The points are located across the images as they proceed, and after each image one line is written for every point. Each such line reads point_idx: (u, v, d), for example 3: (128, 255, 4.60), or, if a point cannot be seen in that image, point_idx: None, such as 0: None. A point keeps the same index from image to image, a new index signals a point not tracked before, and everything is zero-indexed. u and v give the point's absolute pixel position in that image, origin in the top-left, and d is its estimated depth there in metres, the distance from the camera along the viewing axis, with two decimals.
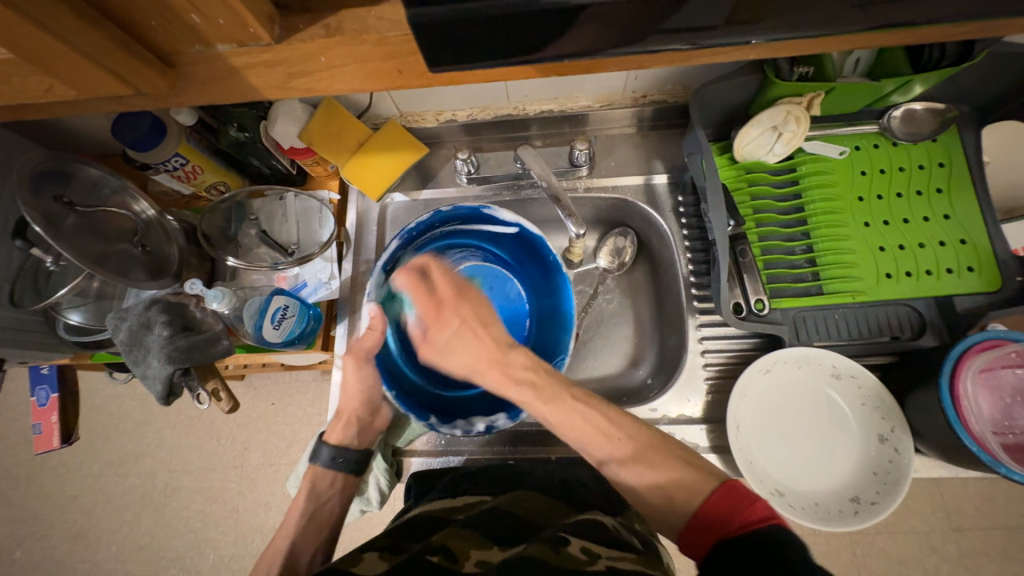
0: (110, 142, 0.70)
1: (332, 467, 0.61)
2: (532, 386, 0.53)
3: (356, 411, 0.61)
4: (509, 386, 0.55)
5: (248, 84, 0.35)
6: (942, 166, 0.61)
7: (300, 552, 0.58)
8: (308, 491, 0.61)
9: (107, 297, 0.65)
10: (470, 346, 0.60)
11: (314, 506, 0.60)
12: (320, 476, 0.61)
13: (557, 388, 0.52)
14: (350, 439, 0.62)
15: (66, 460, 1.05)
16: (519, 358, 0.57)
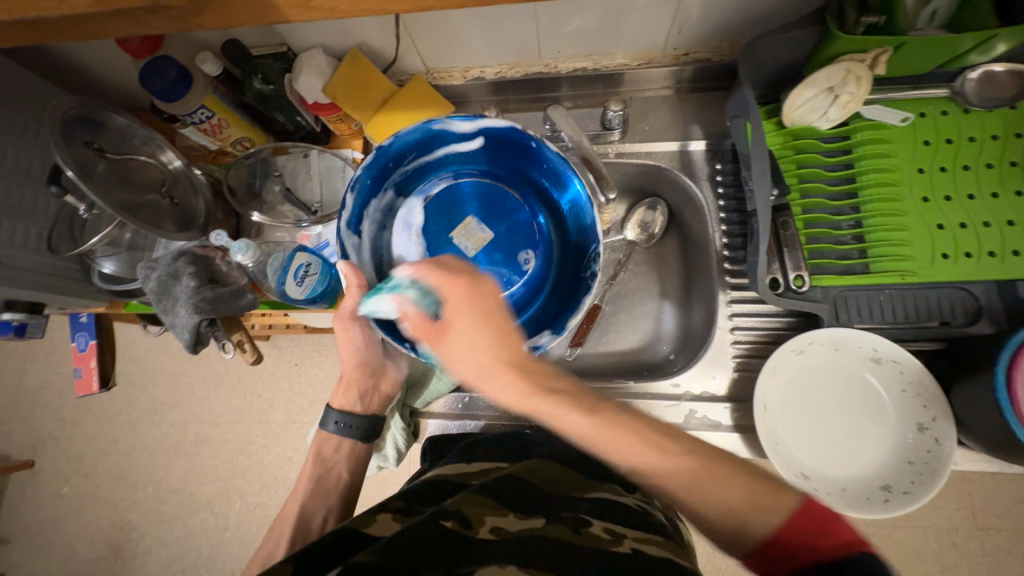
0: (140, 94, 0.70)
1: (338, 433, 0.58)
2: (558, 397, 0.40)
3: (354, 375, 0.57)
4: (536, 404, 0.40)
5: (268, 2, 0.33)
6: (1019, 137, 0.55)
7: (312, 509, 0.54)
8: (313, 456, 0.57)
9: (138, 249, 0.67)
10: (484, 346, 0.42)
11: (320, 470, 0.56)
12: (327, 440, 0.58)
13: (584, 419, 0.39)
14: (354, 404, 0.58)
15: (107, 407, 1.11)
16: (545, 365, 0.43)
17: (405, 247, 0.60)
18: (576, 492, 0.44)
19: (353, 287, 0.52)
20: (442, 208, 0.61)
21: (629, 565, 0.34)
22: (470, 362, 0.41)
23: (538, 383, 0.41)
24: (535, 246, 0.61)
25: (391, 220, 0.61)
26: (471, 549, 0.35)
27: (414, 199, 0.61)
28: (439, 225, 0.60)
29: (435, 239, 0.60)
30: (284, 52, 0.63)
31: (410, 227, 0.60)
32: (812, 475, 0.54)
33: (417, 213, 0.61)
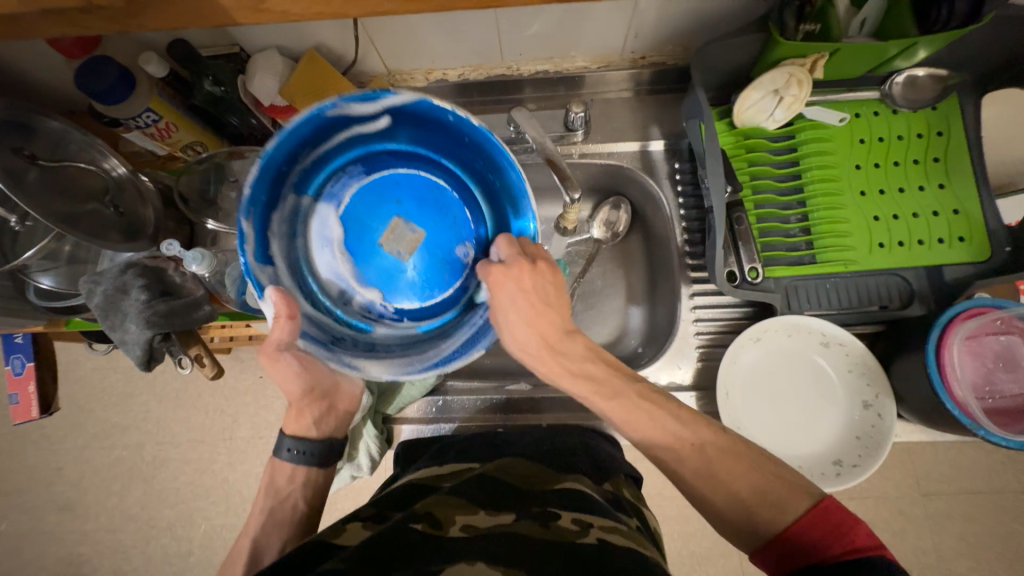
0: (76, 97, 0.66)
1: (291, 460, 0.54)
2: (592, 377, 0.48)
3: (297, 398, 0.53)
4: (564, 375, 0.48)
5: (215, 5, 0.32)
6: (940, 135, 0.60)
7: (265, 543, 0.51)
8: (264, 486, 0.54)
9: (79, 262, 0.62)
10: (528, 317, 0.47)
11: (274, 500, 0.53)
12: (280, 468, 0.55)
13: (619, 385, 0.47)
14: (308, 429, 0.55)
15: (49, 433, 1.02)
16: (578, 346, 0.49)
17: (331, 263, 0.57)
18: (549, 483, 0.45)
19: (282, 319, 0.46)
20: (359, 212, 0.58)
21: (597, 556, 0.35)
22: (526, 339, 0.48)
23: (571, 367, 0.48)
24: (469, 235, 0.59)
25: (305, 235, 0.56)
26: (444, 547, 0.35)
27: (325, 207, 0.57)
28: (358, 228, 0.58)
29: (358, 247, 0.58)
30: (236, 52, 0.60)
31: (330, 240, 0.57)
32: (771, 456, 0.57)
33: (333, 224, 0.57)
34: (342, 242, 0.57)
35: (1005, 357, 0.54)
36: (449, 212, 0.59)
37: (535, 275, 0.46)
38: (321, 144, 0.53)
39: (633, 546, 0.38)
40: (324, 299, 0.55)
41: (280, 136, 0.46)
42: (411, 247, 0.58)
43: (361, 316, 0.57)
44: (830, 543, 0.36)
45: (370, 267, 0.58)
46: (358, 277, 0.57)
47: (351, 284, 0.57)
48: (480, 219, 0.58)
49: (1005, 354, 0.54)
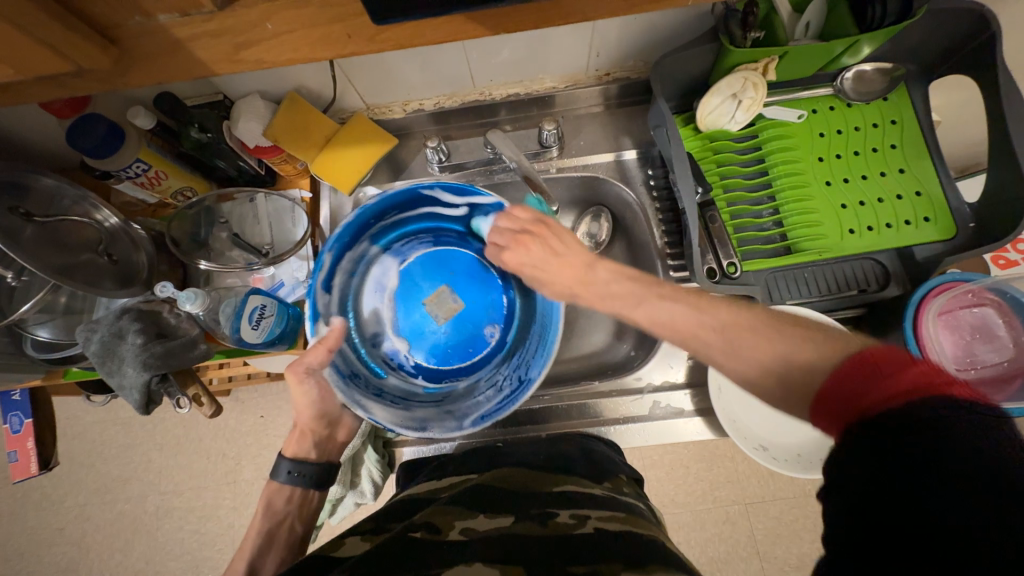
0: (68, 154, 0.68)
1: (289, 483, 0.54)
2: (619, 296, 0.50)
3: (309, 423, 0.55)
4: (602, 303, 0.51)
5: (195, 60, 0.32)
6: (894, 123, 0.63)
7: (261, 563, 0.50)
8: (262, 510, 0.54)
9: (76, 312, 0.64)
10: (551, 267, 0.53)
11: (271, 525, 0.52)
12: (277, 492, 0.54)
13: (639, 292, 0.49)
14: (308, 452, 0.55)
15: (49, 493, 1.01)
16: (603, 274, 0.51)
17: (376, 308, 0.64)
18: (544, 486, 0.46)
19: (319, 346, 0.52)
20: (416, 272, 0.65)
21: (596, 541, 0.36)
22: (559, 274, 0.53)
23: (605, 290, 0.51)
24: (497, 318, 0.64)
25: (364, 276, 0.64)
26: (444, 549, 0.35)
27: (390, 259, 0.65)
28: (411, 288, 0.64)
29: (404, 303, 0.64)
30: (219, 100, 0.64)
31: (383, 288, 0.64)
32: (769, 445, 0.59)
33: (391, 275, 0.65)
34: (394, 293, 0.64)
35: (982, 328, 0.56)
36: (489, 294, 0.64)
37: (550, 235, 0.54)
38: (405, 211, 0.62)
39: (631, 530, 0.40)
40: (356, 336, 0.62)
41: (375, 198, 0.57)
42: (446, 317, 0.64)
43: (382, 361, 0.63)
44: (873, 385, 0.32)
45: (407, 321, 0.64)
46: (395, 327, 0.64)
47: (386, 331, 0.64)
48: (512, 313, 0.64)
49: (982, 326, 0.56)
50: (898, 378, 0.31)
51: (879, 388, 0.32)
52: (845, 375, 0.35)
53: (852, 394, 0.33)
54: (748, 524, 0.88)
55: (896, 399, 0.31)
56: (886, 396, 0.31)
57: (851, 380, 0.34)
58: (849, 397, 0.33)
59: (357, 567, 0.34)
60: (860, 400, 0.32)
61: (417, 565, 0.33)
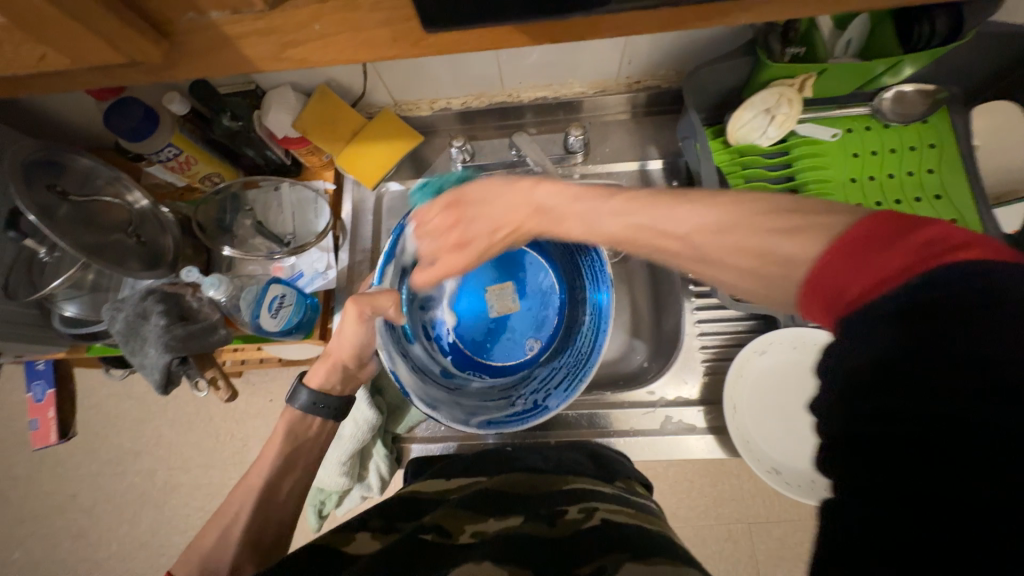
0: (103, 134, 0.70)
1: (309, 411, 0.54)
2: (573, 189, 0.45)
3: (343, 359, 0.55)
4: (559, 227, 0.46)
5: (241, 57, 0.32)
6: (933, 147, 0.61)
7: (277, 484, 0.51)
8: (282, 433, 0.53)
9: (101, 290, 0.66)
10: (496, 210, 0.49)
11: (292, 446, 0.52)
12: (298, 419, 0.54)
13: (588, 205, 0.44)
14: (332, 385, 0.55)
15: (64, 460, 1.04)
16: (549, 190, 0.46)
17: (442, 277, 0.65)
18: (552, 488, 0.46)
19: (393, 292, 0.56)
20: (491, 262, 0.66)
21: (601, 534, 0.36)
22: (505, 210, 0.48)
23: (568, 193, 0.45)
24: (544, 333, 0.64)
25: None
26: (455, 552, 0.35)
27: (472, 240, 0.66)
28: (484, 272, 0.65)
29: (469, 283, 0.65)
30: (252, 89, 0.65)
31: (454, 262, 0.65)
32: (783, 469, 0.57)
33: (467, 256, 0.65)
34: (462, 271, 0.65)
35: None
36: (541, 307, 0.65)
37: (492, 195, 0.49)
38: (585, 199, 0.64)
39: (640, 522, 0.40)
40: (407, 292, 0.62)
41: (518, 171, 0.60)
42: (499, 312, 0.65)
43: (419, 328, 0.63)
44: (861, 268, 0.27)
45: (462, 300, 0.65)
46: (450, 301, 0.65)
47: (438, 305, 0.65)
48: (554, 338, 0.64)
49: None
50: (891, 255, 0.26)
51: (857, 279, 0.27)
52: (830, 260, 0.29)
53: (836, 285, 0.28)
54: (750, 543, 0.86)
55: (884, 284, 0.26)
56: (866, 285, 0.27)
57: (836, 265, 0.28)
58: (836, 287, 0.28)
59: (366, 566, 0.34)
60: (845, 293, 0.28)
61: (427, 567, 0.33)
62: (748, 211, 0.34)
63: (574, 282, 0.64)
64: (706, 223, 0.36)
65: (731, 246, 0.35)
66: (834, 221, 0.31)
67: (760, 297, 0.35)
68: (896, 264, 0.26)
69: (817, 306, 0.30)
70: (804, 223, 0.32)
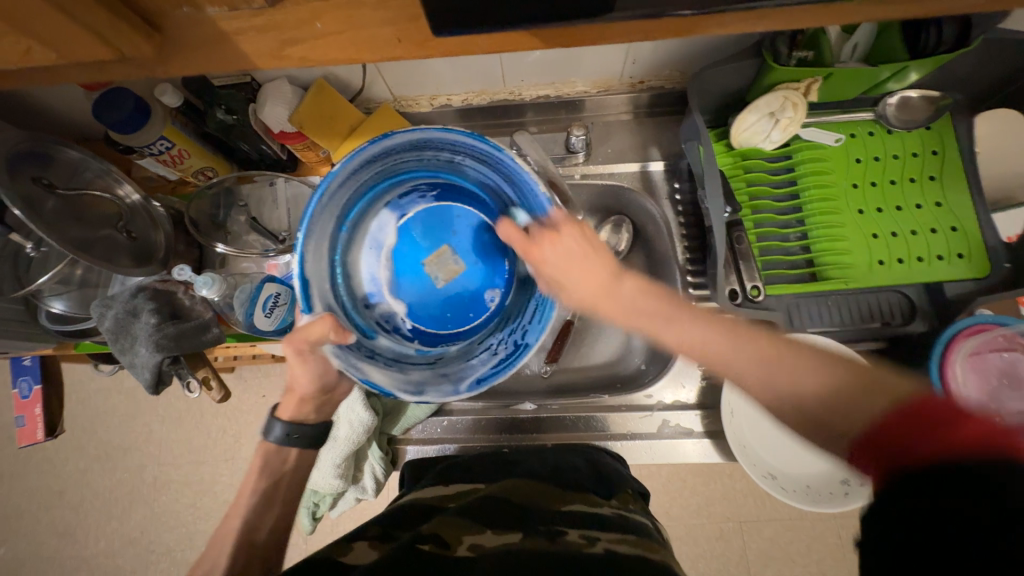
0: (91, 125, 0.68)
1: (285, 443, 0.53)
2: (646, 311, 0.50)
3: (309, 392, 0.53)
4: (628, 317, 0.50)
5: (238, 53, 0.31)
6: (935, 154, 0.61)
7: (259, 520, 0.50)
8: (258, 469, 0.53)
9: (90, 286, 0.64)
10: (578, 262, 0.50)
11: (268, 482, 0.52)
12: (273, 451, 0.53)
13: (640, 299, 0.50)
14: (306, 415, 0.54)
15: (51, 455, 1.02)
16: (631, 282, 0.50)
17: (372, 268, 0.57)
18: (552, 503, 0.45)
19: (326, 320, 0.49)
20: (416, 228, 0.58)
21: (607, 564, 0.36)
22: (580, 275, 0.50)
23: (630, 304, 0.50)
24: (500, 278, 0.58)
25: (354, 233, 0.56)
26: (453, 567, 0.35)
27: (388, 214, 0.57)
28: (411, 244, 0.57)
29: (403, 259, 0.57)
30: (247, 81, 0.62)
31: (381, 245, 0.57)
32: (778, 474, 0.58)
33: (389, 229, 0.57)
34: (391, 248, 0.57)
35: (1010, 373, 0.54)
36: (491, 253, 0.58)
37: (564, 237, 0.51)
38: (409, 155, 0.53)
39: (642, 556, 0.39)
40: (347, 294, 0.55)
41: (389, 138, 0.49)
42: (450, 276, 0.58)
43: (376, 324, 0.56)
44: (948, 425, 0.31)
45: (408, 281, 0.57)
46: (391, 288, 0.57)
47: (379, 293, 0.57)
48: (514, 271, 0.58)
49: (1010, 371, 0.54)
50: (968, 426, 0.31)
51: (926, 443, 0.31)
52: (907, 428, 0.33)
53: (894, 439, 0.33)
54: (741, 543, 0.87)
55: (949, 445, 0.30)
56: (933, 445, 0.31)
57: (900, 430, 0.34)
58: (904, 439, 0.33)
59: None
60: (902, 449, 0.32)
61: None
62: (728, 334, 0.46)
63: (516, 220, 0.57)
64: (714, 342, 0.46)
65: (739, 364, 0.44)
66: (857, 375, 0.40)
67: (755, 390, 0.44)
68: (975, 429, 0.30)
69: (865, 459, 0.35)
70: (824, 369, 0.42)
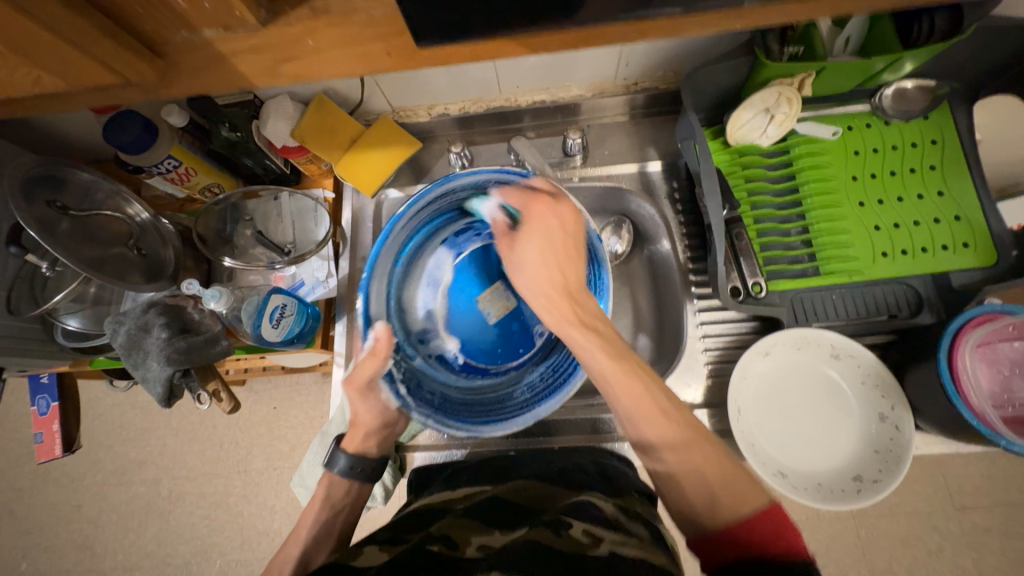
0: (102, 147, 0.70)
1: (347, 476, 0.56)
2: (600, 334, 0.46)
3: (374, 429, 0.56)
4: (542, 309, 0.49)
5: (236, 73, 0.32)
6: (935, 144, 0.61)
7: (313, 554, 0.53)
8: (320, 500, 0.55)
9: (104, 302, 0.66)
10: (539, 260, 0.49)
11: (327, 515, 0.55)
12: (336, 485, 0.56)
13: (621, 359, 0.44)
14: (369, 449, 0.57)
15: (69, 470, 1.04)
16: (591, 304, 0.48)
17: (427, 302, 0.59)
18: (557, 500, 0.45)
19: (373, 355, 0.53)
20: (471, 265, 0.59)
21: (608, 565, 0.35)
22: (534, 285, 0.49)
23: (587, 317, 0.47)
24: None
25: (409, 268, 0.58)
26: (462, 562, 0.35)
27: (443, 253, 0.60)
28: (467, 282, 0.59)
29: (460, 297, 0.59)
30: (250, 100, 0.64)
31: (437, 282, 0.60)
32: (789, 473, 0.57)
33: (445, 268, 0.60)
34: (448, 286, 0.60)
35: (1021, 362, 0.54)
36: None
37: (553, 212, 0.50)
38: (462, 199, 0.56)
39: (653, 562, 0.37)
40: (403, 330, 0.57)
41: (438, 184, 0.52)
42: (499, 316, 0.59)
43: (428, 358, 0.58)
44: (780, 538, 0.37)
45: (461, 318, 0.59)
46: (444, 324, 0.59)
47: (435, 328, 0.59)
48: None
49: (1021, 360, 0.54)
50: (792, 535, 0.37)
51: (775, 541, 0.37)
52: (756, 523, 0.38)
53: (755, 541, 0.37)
54: None
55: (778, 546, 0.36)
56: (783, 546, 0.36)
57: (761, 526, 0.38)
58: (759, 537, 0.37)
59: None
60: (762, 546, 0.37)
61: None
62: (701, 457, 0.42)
63: None
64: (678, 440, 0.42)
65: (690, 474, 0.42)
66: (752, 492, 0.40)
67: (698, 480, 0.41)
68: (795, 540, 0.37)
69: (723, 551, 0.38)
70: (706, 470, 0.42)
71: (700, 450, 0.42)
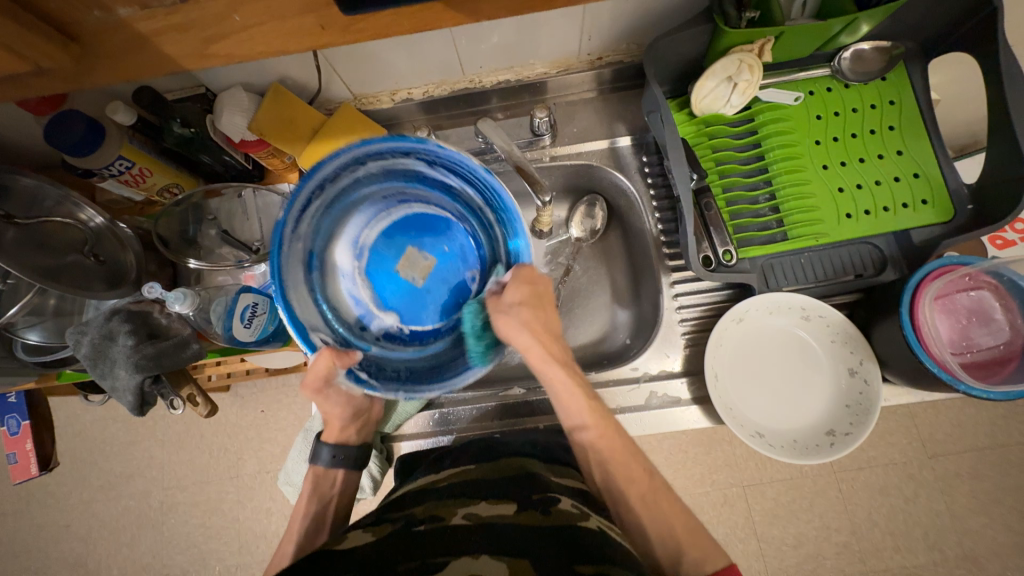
0: (50, 152, 0.67)
1: (333, 466, 0.57)
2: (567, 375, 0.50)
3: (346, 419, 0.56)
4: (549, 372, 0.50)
5: (162, 54, 0.31)
6: (892, 104, 0.62)
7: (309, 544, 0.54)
8: (309, 492, 0.57)
9: (65, 313, 0.63)
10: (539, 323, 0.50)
11: (319, 506, 0.56)
12: (322, 477, 0.57)
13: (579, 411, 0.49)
14: (350, 437, 0.58)
15: (53, 490, 1.02)
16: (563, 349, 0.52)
17: (352, 293, 0.56)
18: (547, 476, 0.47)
19: (327, 352, 0.48)
20: (381, 245, 0.57)
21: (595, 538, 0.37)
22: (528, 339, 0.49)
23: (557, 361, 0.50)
24: (474, 258, 0.57)
25: (323, 268, 0.54)
26: (452, 539, 0.36)
27: (343, 241, 0.56)
28: (382, 262, 0.57)
29: (380, 276, 0.57)
30: (202, 92, 0.62)
31: (349, 272, 0.56)
32: (765, 432, 0.58)
33: (347, 256, 0.56)
34: (361, 269, 0.56)
35: (979, 311, 0.56)
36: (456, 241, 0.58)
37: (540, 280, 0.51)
38: (337, 179, 0.51)
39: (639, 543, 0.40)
40: (342, 326, 0.53)
41: (303, 179, 0.47)
42: (426, 275, 0.58)
43: (377, 343, 0.54)
44: None
45: (390, 293, 0.57)
46: (378, 305, 0.56)
47: (369, 313, 0.56)
48: (483, 245, 0.57)
49: (978, 309, 0.56)
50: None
51: None
52: None
53: None
54: (745, 505, 0.89)
55: None
56: None
57: None
58: None
59: (360, 564, 0.34)
60: None
61: (420, 558, 0.34)
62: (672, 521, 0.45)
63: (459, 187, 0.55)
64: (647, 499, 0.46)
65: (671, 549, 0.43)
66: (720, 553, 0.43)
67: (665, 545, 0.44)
68: None
69: None
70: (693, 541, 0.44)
71: (660, 498, 0.47)
